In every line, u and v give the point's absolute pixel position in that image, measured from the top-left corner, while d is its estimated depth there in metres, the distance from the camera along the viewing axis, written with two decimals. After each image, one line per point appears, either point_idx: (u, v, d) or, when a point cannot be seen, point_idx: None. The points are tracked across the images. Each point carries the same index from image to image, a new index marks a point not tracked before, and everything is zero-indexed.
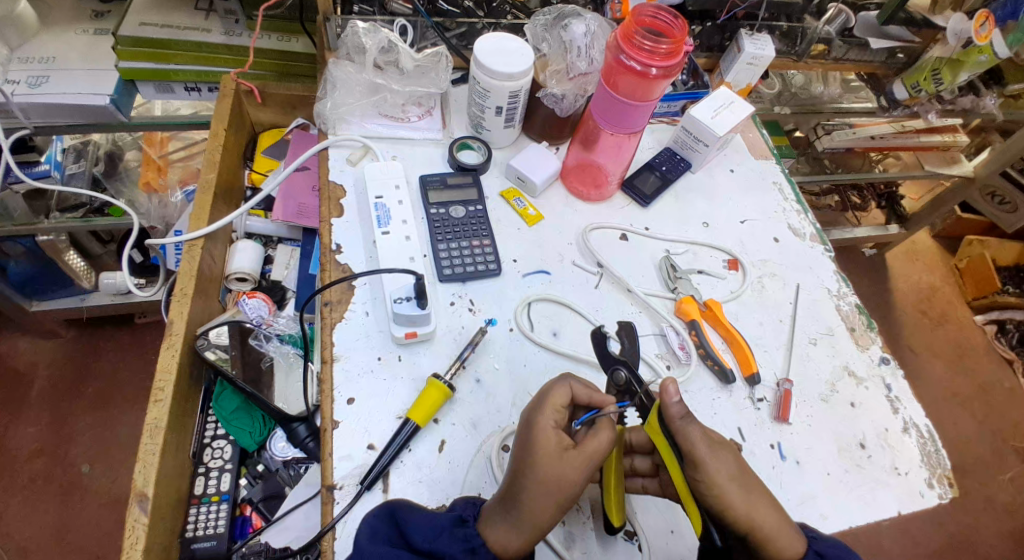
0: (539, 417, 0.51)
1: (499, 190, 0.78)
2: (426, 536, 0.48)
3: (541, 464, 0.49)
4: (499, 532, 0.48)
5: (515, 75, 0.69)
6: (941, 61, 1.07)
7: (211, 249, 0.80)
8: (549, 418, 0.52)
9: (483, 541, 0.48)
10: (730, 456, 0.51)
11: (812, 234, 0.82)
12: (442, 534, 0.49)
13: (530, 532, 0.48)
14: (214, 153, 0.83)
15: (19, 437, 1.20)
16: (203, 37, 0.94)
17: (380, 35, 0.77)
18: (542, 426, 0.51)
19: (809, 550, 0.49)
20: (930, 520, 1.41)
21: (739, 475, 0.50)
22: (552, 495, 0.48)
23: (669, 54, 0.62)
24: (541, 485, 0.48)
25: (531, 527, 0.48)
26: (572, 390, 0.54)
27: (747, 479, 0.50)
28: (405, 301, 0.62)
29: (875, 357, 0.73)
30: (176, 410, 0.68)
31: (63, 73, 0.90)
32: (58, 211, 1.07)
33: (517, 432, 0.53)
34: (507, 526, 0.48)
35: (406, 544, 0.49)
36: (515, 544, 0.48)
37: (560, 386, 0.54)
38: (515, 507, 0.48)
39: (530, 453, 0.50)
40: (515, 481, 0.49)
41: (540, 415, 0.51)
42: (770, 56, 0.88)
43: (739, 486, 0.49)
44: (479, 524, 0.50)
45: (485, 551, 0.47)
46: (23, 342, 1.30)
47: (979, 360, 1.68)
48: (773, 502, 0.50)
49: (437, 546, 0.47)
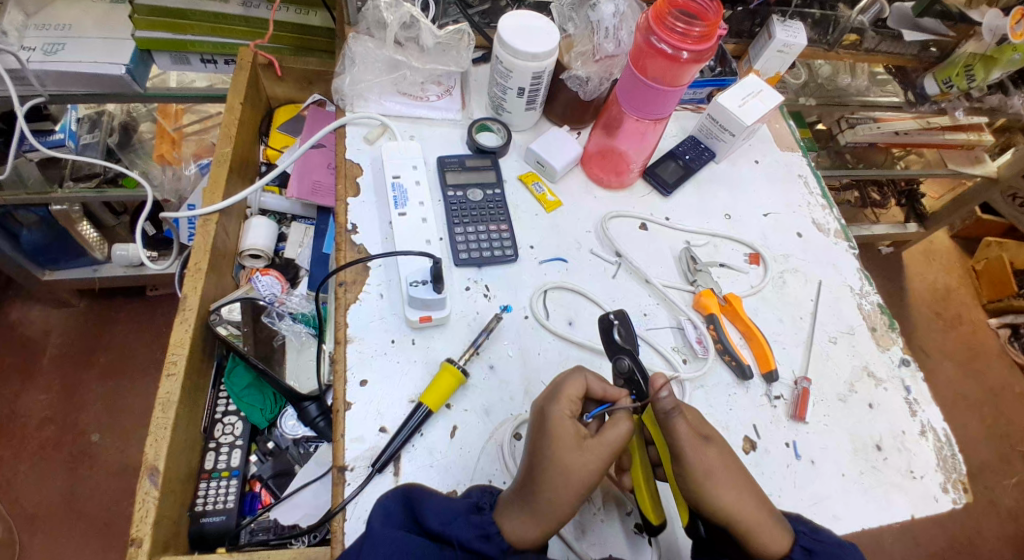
0: (554, 406, 0.51)
1: (518, 173, 0.76)
2: (441, 520, 0.48)
3: (557, 453, 0.48)
4: (514, 522, 0.48)
5: (540, 56, 0.67)
6: (975, 57, 1.05)
7: (226, 224, 0.79)
8: (564, 408, 0.51)
9: (498, 530, 0.48)
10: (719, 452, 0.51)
11: (836, 230, 0.80)
12: (457, 518, 0.49)
13: (547, 522, 0.47)
14: (231, 127, 0.81)
15: (30, 404, 1.22)
16: (221, 8, 0.92)
17: (401, 11, 0.73)
18: (558, 415, 0.50)
19: (795, 545, 0.50)
20: (932, 522, 1.40)
21: (729, 469, 0.50)
22: (568, 486, 0.48)
23: (702, 37, 0.60)
24: (560, 476, 0.48)
25: (547, 518, 0.47)
26: (586, 382, 0.54)
27: (733, 472, 0.51)
28: (421, 284, 0.61)
29: (895, 358, 0.71)
30: (188, 384, 0.68)
31: (78, 41, 0.89)
32: (72, 180, 1.06)
33: (530, 422, 0.52)
34: (522, 516, 0.48)
35: (420, 528, 0.49)
36: (530, 535, 0.48)
37: (574, 376, 0.53)
38: (529, 498, 0.48)
39: (546, 444, 0.49)
40: (530, 471, 0.49)
41: (555, 406, 0.51)
42: (802, 45, 0.85)
43: (728, 479, 0.50)
44: (495, 513, 0.50)
45: (500, 539, 0.47)
46: (36, 309, 1.31)
47: (991, 363, 1.66)
48: (760, 496, 0.50)
49: (450, 529, 0.48)
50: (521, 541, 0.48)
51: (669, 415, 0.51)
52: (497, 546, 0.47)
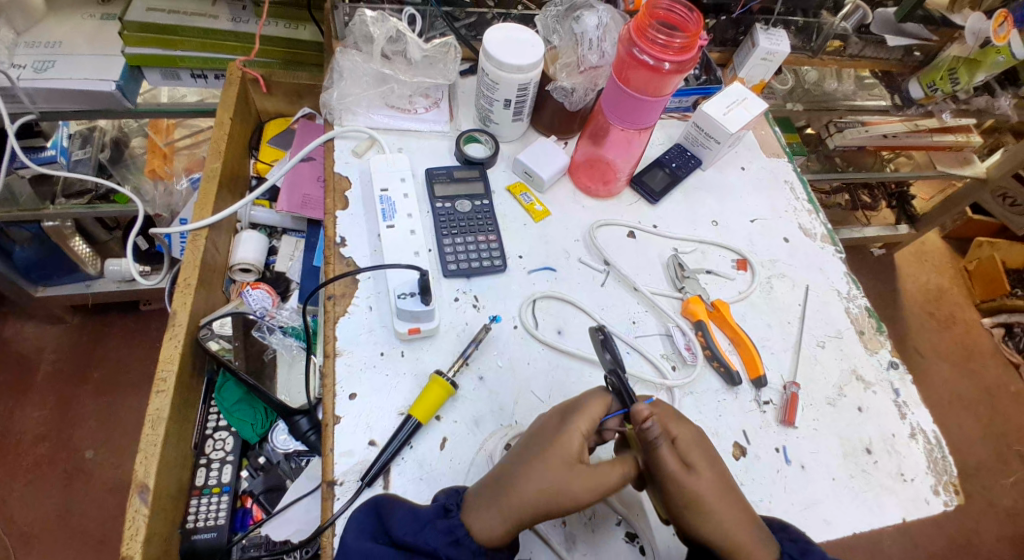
0: (571, 421, 0.52)
1: (506, 183, 0.77)
2: (409, 530, 0.48)
3: (554, 461, 0.50)
4: (483, 518, 0.49)
5: (525, 68, 0.68)
6: (959, 61, 1.05)
7: (215, 239, 0.79)
8: (580, 424, 0.51)
9: (466, 532, 0.49)
10: (706, 474, 0.52)
11: (823, 234, 0.81)
12: (425, 526, 0.49)
13: (509, 517, 0.48)
14: (220, 141, 0.82)
15: (23, 421, 1.21)
16: (211, 24, 0.93)
17: (387, 25, 0.75)
18: (570, 430, 0.51)
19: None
20: (933, 524, 1.40)
21: (713, 493, 0.51)
22: (544, 487, 0.49)
23: (683, 48, 0.61)
24: (538, 474, 0.49)
25: (514, 515, 0.48)
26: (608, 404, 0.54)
27: (720, 497, 0.51)
28: (409, 297, 0.61)
29: (883, 361, 0.71)
30: (178, 401, 0.68)
31: (68, 58, 0.89)
32: (64, 197, 1.06)
33: (537, 427, 0.54)
34: (492, 509, 0.49)
35: (390, 541, 0.49)
36: (490, 523, 0.48)
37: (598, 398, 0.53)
38: (504, 492, 0.49)
39: (547, 449, 0.50)
40: (519, 467, 0.50)
41: (571, 420, 0.52)
42: (785, 52, 0.86)
43: (714, 502, 0.51)
44: (462, 513, 0.50)
45: (470, 541, 0.48)
46: (28, 326, 1.30)
47: (985, 363, 1.66)
48: (748, 518, 0.52)
49: (420, 539, 0.47)
50: (480, 532, 0.48)
51: (656, 443, 0.51)
52: (467, 549, 0.48)
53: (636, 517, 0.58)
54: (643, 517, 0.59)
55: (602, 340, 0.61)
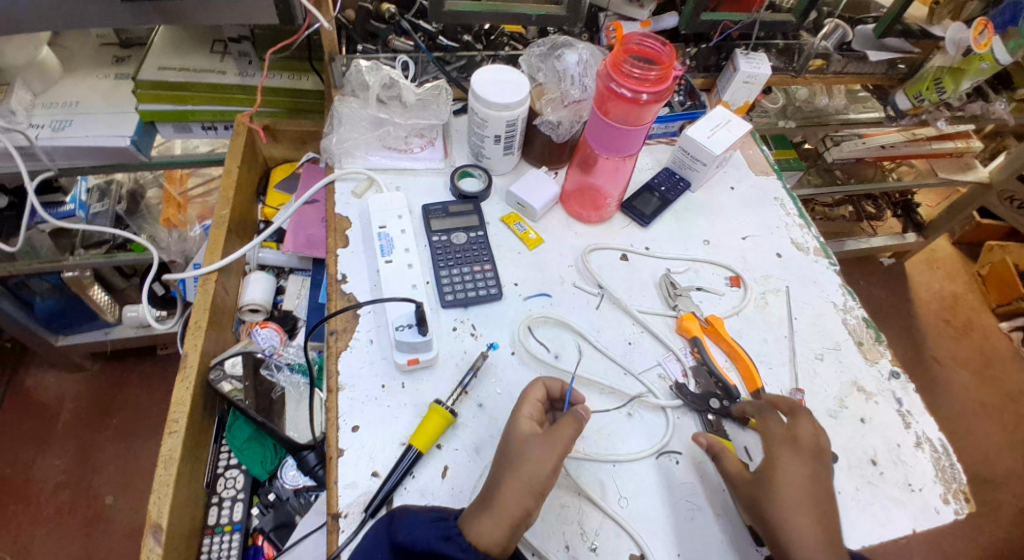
0: (519, 409, 0.58)
1: (500, 215, 0.79)
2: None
3: (526, 452, 0.54)
4: (480, 527, 0.51)
5: (512, 105, 0.71)
6: (943, 71, 1.07)
7: (225, 282, 0.82)
8: (527, 408, 0.59)
9: (459, 531, 0.52)
10: (796, 477, 0.57)
11: (816, 248, 0.82)
12: (426, 541, 0.51)
13: (505, 523, 0.51)
14: (228, 190, 0.86)
15: (47, 469, 1.24)
16: (219, 79, 0.96)
17: (381, 73, 0.80)
18: (519, 416, 0.58)
19: None
20: (970, 542, 1.35)
21: (789, 503, 0.55)
22: (516, 477, 0.53)
23: (658, 80, 0.64)
24: (515, 474, 0.53)
25: (507, 516, 0.51)
26: (546, 386, 0.61)
27: (803, 505, 0.56)
28: (407, 329, 0.63)
29: (884, 371, 0.72)
30: (191, 440, 0.70)
31: (86, 117, 0.95)
32: (83, 248, 1.12)
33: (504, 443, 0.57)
34: (489, 521, 0.52)
35: None
36: (503, 536, 0.51)
37: (537, 384, 0.61)
38: (493, 501, 0.52)
39: (521, 449, 0.55)
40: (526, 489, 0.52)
41: (519, 405, 0.59)
42: (766, 75, 0.89)
43: (796, 512, 0.55)
44: (461, 521, 0.53)
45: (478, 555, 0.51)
46: (50, 376, 1.35)
47: (1007, 368, 1.63)
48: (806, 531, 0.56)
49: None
50: (502, 547, 0.51)
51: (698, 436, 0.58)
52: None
53: (639, 534, 0.59)
54: (644, 535, 0.59)
55: (630, 343, 0.70)
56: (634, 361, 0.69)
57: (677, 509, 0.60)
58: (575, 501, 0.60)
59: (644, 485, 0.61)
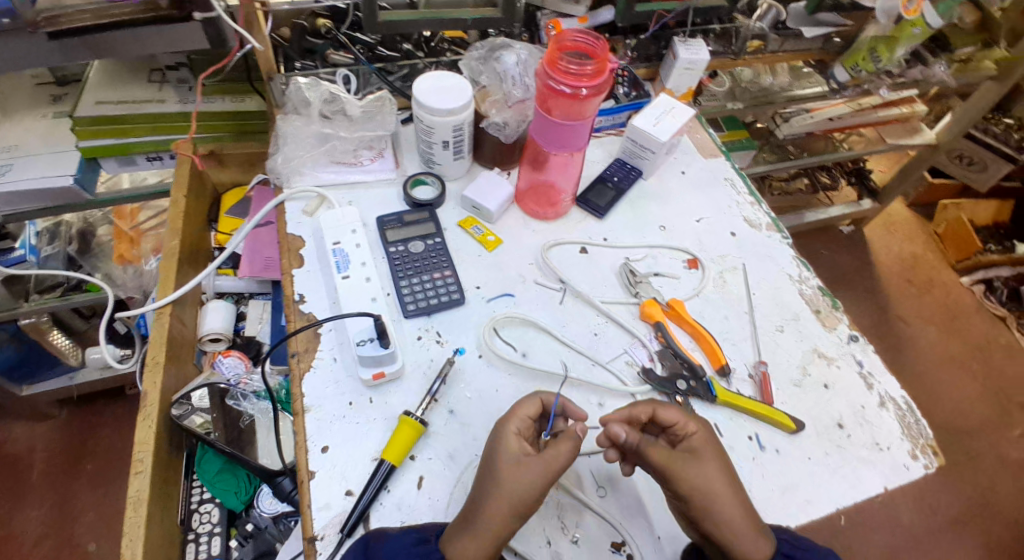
0: (505, 426, 0.56)
1: (456, 219, 0.79)
2: None
3: (517, 471, 0.53)
4: (460, 547, 0.51)
5: (455, 110, 0.71)
6: (878, 40, 1.12)
7: (182, 314, 0.80)
8: (515, 424, 0.57)
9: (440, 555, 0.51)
10: None
11: (768, 223, 0.84)
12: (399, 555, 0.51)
13: (489, 542, 0.51)
14: (177, 220, 0.84)
15: (24, 521, 1.20)
16: (158, 108, 0.92)
17: (321, 89, 0.80)
18: (506, 432, 0.56)
19: (779, 552, 0.53)
20: (957, 491, 1.39)
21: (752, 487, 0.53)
22: (503, 498, 0.52)
23: (595, 73, 0.64)
24: (502, 492, 0.52)
25: (489, 536, 0.51)
26: (541, 401, 0.59)
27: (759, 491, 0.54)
28: (368, 342, 0.63)
29: (843, 336, 0.74)
30: (159, 479, 0.68)
31: (26, 160, 0.91)
32: (37, 293, 1.08)
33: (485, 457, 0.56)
34: (468, 540, 0.51)
35: None
36: (484, 555, 0.50)
37: (528, 399, 0.59)
38: (476, 519, 0.51)
39: (513, 470, 0.53)
40: (501, 491, 0.52)
41: (506, 422, 0.57)
42: (705, 60, 0.90)
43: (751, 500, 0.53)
44: (441, 542, 0.53)
45: None
46: (19, 428, 1.30)
47: (971, 321, 1.69)
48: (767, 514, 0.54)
49: None
50: None
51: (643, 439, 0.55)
52: None
53: (618, 522, 0.59)
54: (624, 522, 0.59)
55: (595, 334, 0.71)
56: (601, 352, 0.70)
57: (654, 493, 0.61)
58: (553, 497, 0.60)
59: (619, 472, 0.62)
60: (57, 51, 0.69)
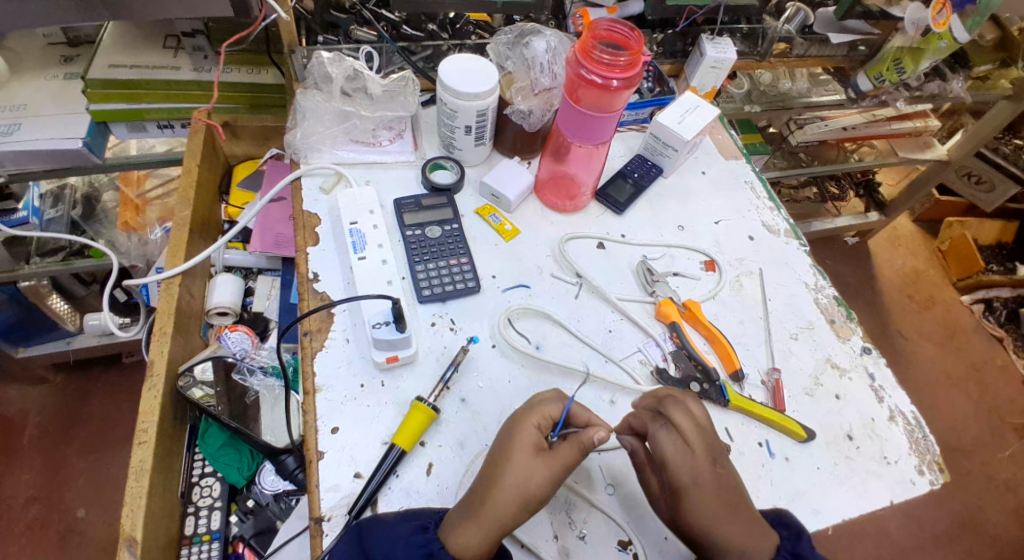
0: (523, 421, 0.56)
1: (474, 207, 0.78)
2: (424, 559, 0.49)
3: (528, 463, 0.53)
4: (460, 533, 0.50)
5: (480, 95, 0.70)
6: (903, 51, 1.11)
7: (190, 285, 0.79)
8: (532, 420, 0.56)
9: (440, 546, 0.50)
10: None
11: (786, 229, 0.83)
12: (397, 543, 0.50)
13: (491, 531, 0.50)
14: (188, 189, 0.83)
15: (14, 484, 1.19)
16: (172, 75, 0.91)
17: (344, 64, 0.77)
18: (521, 426, 0.55)
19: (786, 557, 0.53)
20: (944, 508, 1.40)
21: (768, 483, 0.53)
22: (510, 487, 0.51)
23: (628, 65, 0.63)
24: (511, 483, 0.52)
25: (491, 526, 0.50)
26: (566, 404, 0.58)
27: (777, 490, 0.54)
28: (384, 326, 0.62)
29: (856, 348, 0.73)
30: (162, 451, 0.68)
31: (35, 120, 0.90)
32: (38, 255, 1.06)
33: (495, 447, 0.55)
34: (470, 527, 0.50)
35: None
36: (482, 543, 0.50)
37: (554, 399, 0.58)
38: (479, 507, 0.51)
39: (523, 462, 0.53)
40: (513, 486, 0.51)
41: (525, 417, 0.56)
42: (732, 59, 0.89)
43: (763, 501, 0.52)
44: (439, 531, 0.52)
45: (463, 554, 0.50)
46: (12, 390, 1.28)
47: (968, 340, 1.70)
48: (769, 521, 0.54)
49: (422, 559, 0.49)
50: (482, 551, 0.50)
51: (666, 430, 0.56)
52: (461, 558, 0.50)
53: (626, 521, 0.59)
54: (632, 522, 0.59)
55: (610, 331, 0.70)
56: (616, 349, 0.69)
57: None
58: (561, 491, 0.59)
59: (628, 471, 0.62)
60: (75, 11, 0.67)
